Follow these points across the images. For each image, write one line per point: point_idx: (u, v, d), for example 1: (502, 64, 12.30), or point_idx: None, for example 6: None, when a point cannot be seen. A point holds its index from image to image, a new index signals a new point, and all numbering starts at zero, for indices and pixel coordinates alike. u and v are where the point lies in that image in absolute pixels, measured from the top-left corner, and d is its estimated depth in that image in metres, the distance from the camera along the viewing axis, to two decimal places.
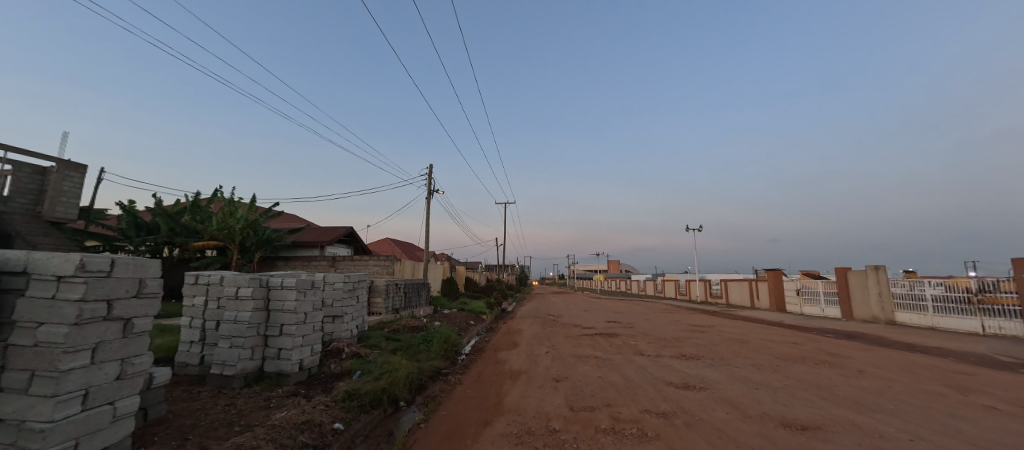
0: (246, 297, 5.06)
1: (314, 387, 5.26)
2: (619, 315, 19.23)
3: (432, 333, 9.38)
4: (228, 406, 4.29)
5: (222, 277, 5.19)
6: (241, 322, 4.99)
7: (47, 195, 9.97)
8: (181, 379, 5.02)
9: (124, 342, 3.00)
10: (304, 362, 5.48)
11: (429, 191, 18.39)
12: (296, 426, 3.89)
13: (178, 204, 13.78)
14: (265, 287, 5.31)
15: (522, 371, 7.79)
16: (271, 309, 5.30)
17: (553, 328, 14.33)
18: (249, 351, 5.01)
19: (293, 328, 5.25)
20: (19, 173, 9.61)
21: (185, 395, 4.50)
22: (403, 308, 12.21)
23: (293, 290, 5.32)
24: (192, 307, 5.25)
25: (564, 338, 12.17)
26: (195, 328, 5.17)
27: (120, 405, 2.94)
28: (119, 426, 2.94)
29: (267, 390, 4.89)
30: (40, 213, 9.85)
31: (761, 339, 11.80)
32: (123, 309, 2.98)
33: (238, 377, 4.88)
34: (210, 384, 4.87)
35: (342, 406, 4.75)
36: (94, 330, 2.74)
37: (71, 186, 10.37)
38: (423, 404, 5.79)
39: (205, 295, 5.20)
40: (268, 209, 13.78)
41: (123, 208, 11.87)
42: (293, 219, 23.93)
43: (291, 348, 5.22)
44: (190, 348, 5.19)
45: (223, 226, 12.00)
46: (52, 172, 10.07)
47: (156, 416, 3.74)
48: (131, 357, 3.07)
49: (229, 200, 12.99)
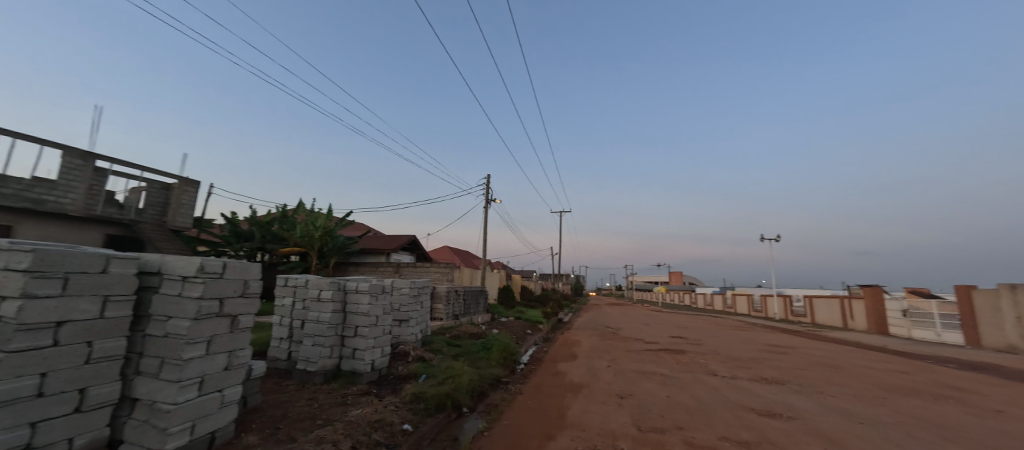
0: (327, 299, 5.47)
1: (384, 387, 5.50)
2: (684, 330, 17.90)
3: (491, 341, 9.46)
4: (311, 400, 4.63)
5: (307, 281, 5.68)
6: (323, 322, 5.40)
7: (170, 207, 11.79)
8: (272, 372, 5.53)
9: (231, 337, 3.35)
10: (375, 363, 5.76)
11: (487, 200, 18.74)
12: (370, 424, 4.08)
13: (270, 214, 15.59)
14: (343, 291, 5.70)
15: (582, 385, 7.49)
16: (347, 311, 5.66)
17: (612, 341, 13.73)
18: (328, 349, 5.38)
19: (366, 330, 5.55)
20: (151, 189, 11.51)
21: (275, 387, 4.95)
22: (462, 314, 12.45)
23: (367, 294, 5.65)
24: (280, 307, 5.80)
25: (625, 352, 11.53)
26: (284, 326, 5.68)
27: (226, 393, 3.29)
28: (225, 411, 3.29)
29: (344, 387, 5.21)
30: (165, 222, 11.67)
31: (859, 366, 10.17)
32: (232, 307, 3.34)
33: (318, 374, 5.26)
34: (296, 378, 5.31)
35: (410, 408, 4.89)
36: (209, 324, 3.10)
37: (189, 200, 12.19)
38: (485, 412, 5.79)
39: (292, 296, 5.71)
40: (342, 219, 15.06)
41: (228, 219, 13.69)
42: (363, 228, 25.90)
43: (364, 348, 5.51)
44: (279, 344, 5.71)
45: (305, 233, 13.38)
46: (174, 188, 11.94)
47: (253, 404, 4.13)
48: (236, 350, 3.43)
49: (311, 210, 14.42)
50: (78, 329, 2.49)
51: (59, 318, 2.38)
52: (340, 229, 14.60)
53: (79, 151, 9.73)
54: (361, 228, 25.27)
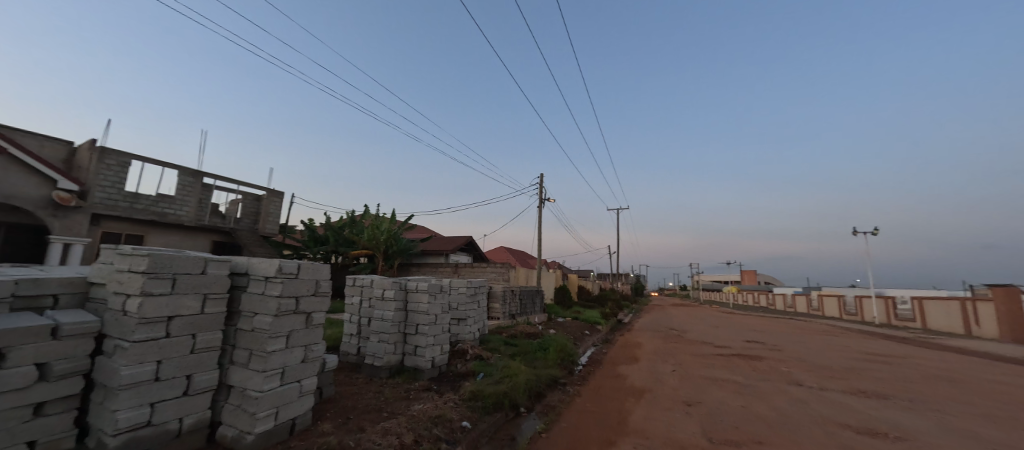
0: (390, 298, 5.77)
1: (444, 384, 5.67)
2: (762, 334, 16.18)
3: (548, 341, 9.34)
4: (377, 393, 4.91)
5: (372, 281, 6.05)
6: (387, 320, 5.72)
7: (260, 216, 13.39)
8: (344, 365, 5.97)
9: (307, 332, 3.65)
10: (435, 360, 5.96)
11: (541, 199, 18.64)
12: (430, 419, 4.21)
13: (342, 219, 17.03)
14: (404, 290, 5.98)
15: (645, 390, 7.07)
16: (408, 310, 5.92)
17: (678, 344, 12.84)
18: (392, 346, 5.68)
19: (426, 328, 5.76)
20: (246, 200, 13.17)
21: (347, 379, 5.34)
22: (519, 314, 12.49)
23: (426, 293, 5.85)
24: (350, 305, 6.25)
25: (693, 356, 10.69)
26: (354, 323, 6.11)
27: (304, 383, 3.59)
28: (303, 400, 3.59)
29: (407, 382, 5.46)
30: (257, 229, 13.28)
31: (994, 381, 8.37)
32: (307, 305, 3.62)
33: (384, 368, 5.57)
34: (364, 372, 5.68)
35: (469, 405, 4.97)
36: (288, 320, 3.40)
37: (275, 209, 13.75)
38: (543, 413, 5.70)
39: (360, 295, 6.12)
40: (404, 222, 15.94)
41: (307, 225, 15.19)
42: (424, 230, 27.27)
43: (425, 346, 5.73)
44: (350, 339, 6.15)
45: (372, 237, 14.39)
46: (264, 199, 13.54)
47: (328, 394, 4.48)
48: (312, 345, 3.72)
49: (377, 215, 15.48)
50: (184, 323, 2.88)
51: (169, 313, 2.76)
52: (403, 232, 15.49)
53: (191, 170, 11.45)
54: (422, 231, 26.63)
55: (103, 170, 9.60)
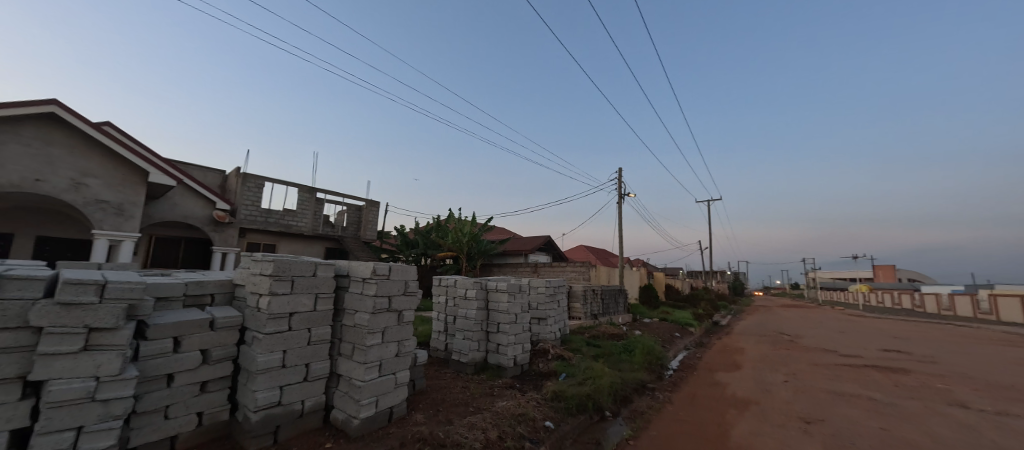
0: (472, 297, 6.00)
1: (527, 382, 5.70)
2: (911, 343, 13.10)
3: (634, 343, 8.81)
4: (464, 388, 5.14)
5: (455, 281, 6.36)
6: (470, 318, 5.96)
7: (362, 224, 15.13)
8: (434, 360, 6.39)
9: (400, 328, 3.94)
10: (517, 359, 6.02)
11: (621, 194, 17.72)
12: (513, 416, 4.25)
13: (429, 224, 18.37)
14: (485, 290, 6.15)
15: (750, 401, 6.22)
16: (490, 309, 6.08)
17: (792, 351, 11.08)
18: (476, 343, 5.90)
19: (507, 327, 5.84)
20: (351, 210, 15.01)
21: (437, 374, 5.71)
22: (601, 314, 12.04)
23: (505, 292, 5.93)
24: (437, 304, 6.65)
25: (813, 365, 9.11)
26: (441, 320, 6.50)
27: (398, 375, 3.90)
28: (398, 391, 3.90)
29: (491, 379, 5.61)
30: (360, 236, 15.03)
31: None
32: (398, 304, 3.91)
33: (470, 365, 5.82)
34: (452, 367, 6.00)
35: (551, 405, 4.91)
36: (383, 317, 3.72)
37: (374, 217, 15.41)
38: (630, 419, 5.37)
39: (445, 295, 6.48)
40: (484, 224, 16.56)
41: (400, 230, 16.71)
42: (503, 231, 28.05)
43: (506, 344, 5.82)
44: (438, 336, 6.55)
45: (456, 239, 15.25)
46: (364, 209, 15.28)
47: (420, 387, 4.83)
48: (404, 340, 4.01)
49: (459, 219, 16.35)
50: (301, 319, 3.35)
51: (289, 310, 3.23)
52: (483, 234, 16.10)
53: (307, 187, 13.45)
54: (502, 232, 27.39)
55: (246, 192, 11.80)
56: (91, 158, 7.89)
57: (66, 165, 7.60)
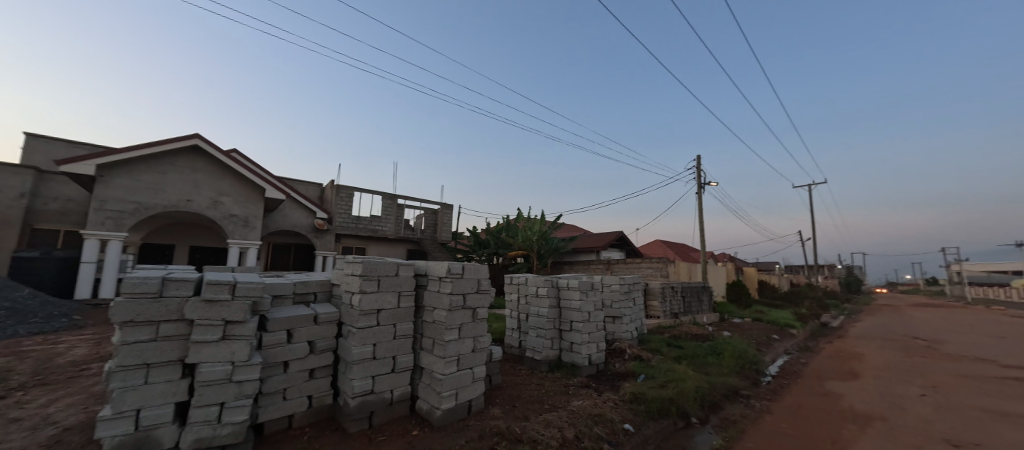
0: (544, 295, 5.98)
1: (603, 382, 5.50)
2: None
3: (723, 345, 8.00)
4: (539, 385, 5.14)
5: (527, 279, 6.40)
6: (542, 316, 5.94)
7: (438, 226, 16.08)
8: (509, 357, 6.50)
9: (475, 325, 4.08)
10: (592, 358, 5.85)
11: (701, 183, 16.26)
12: (590, 417, 4.13)
13: (499, 224, 18.83)
14: (556, 287, 6.08)
15: (875, 416, 5.24)
16: (562, 307, 6.00)
17: (934, 359, 9.09)
18: (549, 341, 5.87)
19: (581, 325, 5.71)
20: (427, 214, 16.05)
21: (512, 370, 5.80)
22: (683, 313, 11.17)
23: (577, 290, 5.80)
24: (509, 302, 6.76)
25: (967, 378, 7.36)
26: (514, 318, 6.59)
27: (475, 370, 4.04)
28: (475, 385, 4.04)
29: (566, 377, 5.53)
30: (437, 238, 15.99)
31: None
32: (473, 301, 4.05)
33: (544, 362, 5.81)
34: (527, 364, 6.05)
35: (630, 408, 4.68)
36: (459, 314, 3.88)
37: (448, 219, 16.28)
38: (721, 427, 4.88)
39: (517, 293, 6.56)
40: (553, 222, 16.48)
41: (472, 231, 17.40)
42: (573, 229, 27.59)
43: (580, 342, 5.69)
44: (512, 333, 6.64)
45: (526, 238, 15.43)
46: (439, 212, 16.21)
47: (496, 382, 4.96)
48: (480, 336, 4.14)
49: (528, 218, 16.51)
50: (388, 315, 3.64)
51: (377, 307, 3.54)
52: (552, 232, 16.02)
53: (389, 194, 14.69)
54: (571, 229, 26.95)
55: (339, 201, 13.28)
56: (224, 181, 9.56)
57: (207, 187, 9.31)
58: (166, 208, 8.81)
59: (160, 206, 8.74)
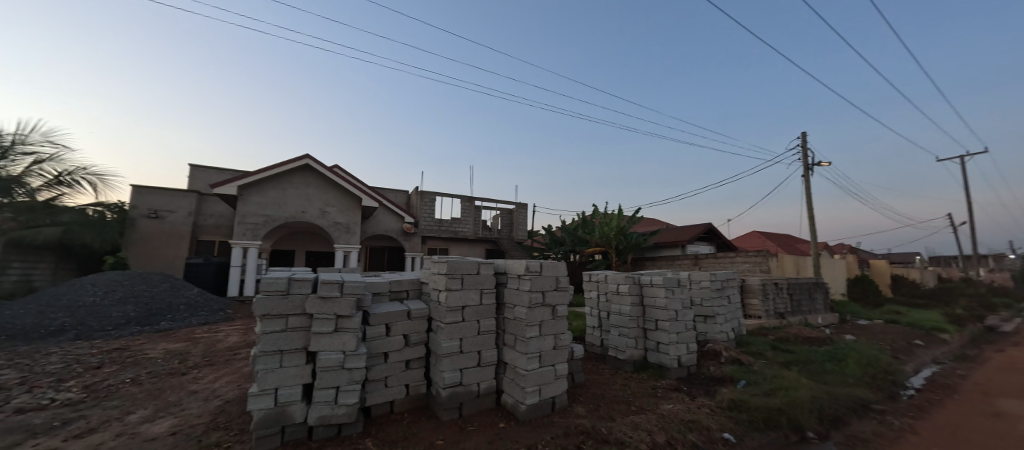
0: (625, 292, 5.72)
1: (697, 386, 5.06)
2: None
3: (847, 350, 6.80)
4: (624, 385, 4.93)
5: (606, 275, 6.19)
6: (624, 314, 5.69)
7: (513, 226, 16.42)
8: (590, 355, 6.35)
9: (555, 322, 4.06)
10: (682, 360, 5.42)
11: (808, 163, 14.06)
12: (683, 422, 3.83)
13: (574, 221, 18.52)
14: (638, 284, 5.77)
15: None
16: (645, 304, 5.67)
17: None
18: (633, 340, 5.60)
19: (668, 324, 5.33)
20: (503, 214, 16.48)
21: (595, 369, 5.65)
22: (791, 313, 9.78)
23: (662, 287, 5.43)
24: (589, 299, 6.61)
25: None
26: (594, 316, 6.42)
27: (557, 367, 4.02)
28: (558, 382, 4.02)
29: (653, 379, 5.21)
30: (512, 237, 16.34)
31: None
32: (551, 298, 4.03)
33: (628, 362, 5.57)
34: (610, 363, 5.85)
35: (730, 415, 4.23)
36: (539, 311, 3.90)
37: (523, 218, 16.53)
38: (848, 447, 4.14)
39: (597, 290, 6.38)
40: (632, 217, 15.68)
41: (547, 229, 17.42)
42: (653, 222, 25.94)
43: (668, 343, 5.32)
44: (593, 331, 6.48)
45: (602, 234, 14.95)
46: (514, 211, 16.54)
47: (578, 380, 4.88)
48: (560, 334, 4.11)
49: (604, 213, 15.95)
50: (472, 311, 3.82)
51: (462, 304, 3.73)
52: (631, 227, 15.26)
53: (466, 197, 15.42)
54: (652, 223, 25.35)
55: (423, 206, 14.33)
56: (330, 193, 10.97)
57: (317, 199, 10.77)
58: (288, 219, 10.40)
59: (283, 217, 10.34)
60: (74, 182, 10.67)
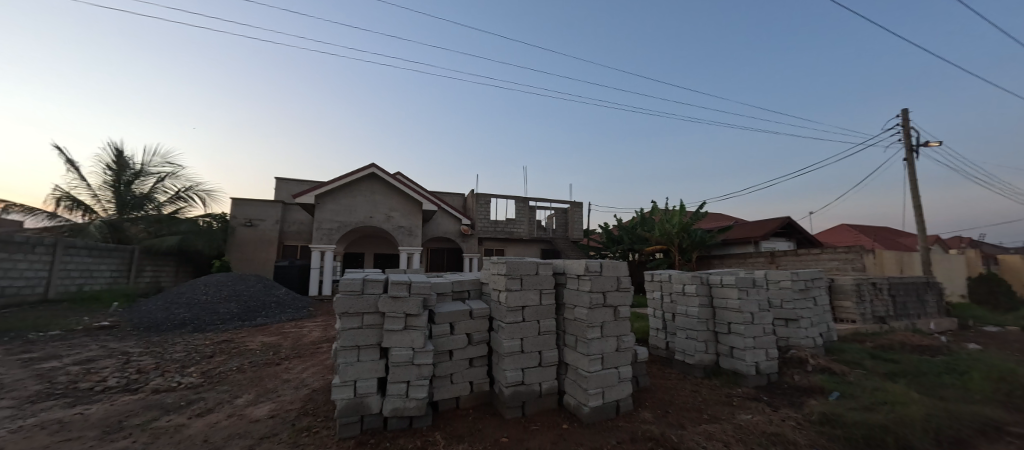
0: (692, 293, 5.39)
1: (779, 396, 4.61)
2: None
3: (973, 362, 5.75)
4: (694, 392, 4.64)
5: (670, 275, 5.88)
6: (692, 316, 5.36)
7: (569, 225, 16.25)
8: (655, 358, 6.07)
9: (617, 324, 3.93)
10: (761, 367, 4.96)
11: (913, 144, 12.17)
12: (764, 435, 3.51)
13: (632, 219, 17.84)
14: (707, 284, 5.40)
15: None
16: (716, 306, 5.29)
17: None
18: (703, 344, 5.25)
19: (742, 328, 4.92)
20: (557, 214, 16.39)
21: (661, 373, 5.39)
22: (895, 318, 8.53)
23: (734, 288, 5.03)
24: (652, 300, 6.33)
25: None
26: (659, 317, 6.13)
27: (621, 370, 3.89)
28: (622, 386, 3.89)
29: (727, 387, 4.84)
30: (568, 236, 16.17)
31: None
32: (613, 299, 3.92)
33: (698, 367, 5.23)
34: (677, 368, 5.55)
35: (821, 430, 3.79)
36: (600, 312, 3.81)
37: (578, 217, 16.31)
38: None
39: (660, 290, 6.09)
40: (696, 212, 14.73)
41: (604, 228, 16.99)
42: (720, 218, 24.10)
43: (743, 348, 4.90)
44: (657, 333, 6.20)
45: (663, 231, 14.23)
46: (569, 211, 16.38)
47: (643, 384, 4.69)
48: (623, 336, 3.97)
49: (665, 210, 15.15)
50: (532, 311, 3.83)
51: (522, 304, 3.76)
52: (695, 223, 14.32)
53: (521, 198, 15.55)
54: (719, 219, 23.58)
55: (479, 208, 14.74)
56: (394, 199, 11.70)
57: (383, 205, 11.55)
58: (358, 224, 11.27)
59: (354, 223, 11.22)
60: (188, 196, 12.54)
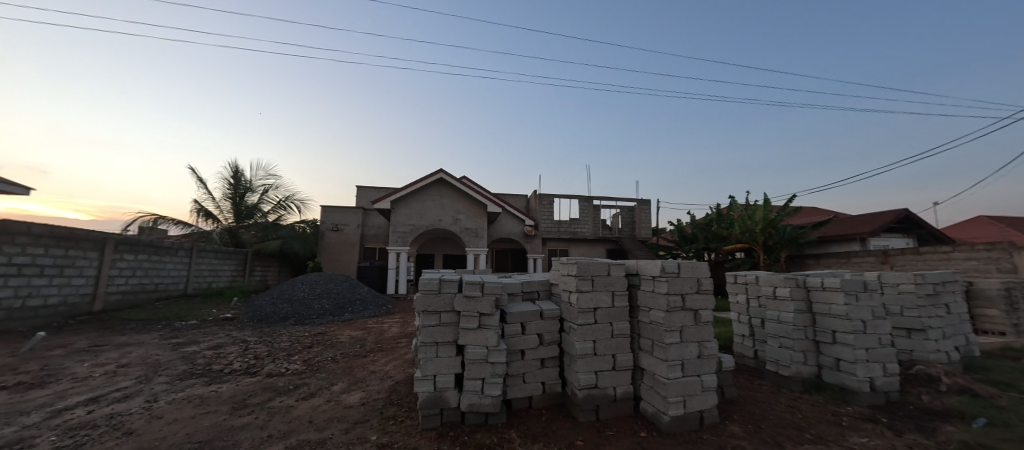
0: (785, 297, 4.85)
1: (902, 419, 3.95)
2: None
3: None
4: (791, 408, 4.17)
5: (758, 277, 5.35)
6: (786, 323, 4.82)
7: (636, 224, 15.59)
8: (742, 368, 5.57)
9: (698, 328, 3.67)
10: (877, 384, 4.30)
11: None
12: None
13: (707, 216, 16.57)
14: (804, 288, 4.83)
15: None
16: (816, 312, 4.70)
17: None
18: (801, 355, 4.70)
19: (851, 338, 4.32)
20: (623, 212, 15.81)
21: (749, 384, 4.93)
22: None
23: (840, 292, 4.44)
24: (736, 304, 5.82)
25: None
26: (744, 323, 5.61)
27: (705, 379, 3.63)
28: (706, 395, 3.62)
29: (833, 404, 4.28)
30: (635, 236, 15.52)
31: None
32: (693, 302, 3.67)
33: (795, 380, 4.70)
34: (769, 379, 5.03)
35: None
36: (678, 316, 3.59)
37: (646, 216, 15.59)
38: None
39: (745, 293, 5.57)
40: (784, 207, 13.21)
41: (676, 226, 16.01)
42: (813, 212, 21.36)
43: (853, 361, 4.30)
44: (743, 340, 5.68)
45: (744, 229, 13.01)
46: (636, 209, 15.73)
47: (730, 395, 4.33)
48: (706, 342, 3.69)
49: (746, 205, 13.80)
50: (604, 313, 3.74)
51: (594, 305, 3.68)
52: (784, 219, 12.84)
53: (584, 197, 15.28)
54: (811, 213, 20.89)
55: (542, 209, 14.77)
56: (460, 202, 12.21)
57: (450, 208, 12.11)
58: (428, 227, 11.92)
59: (425, 226, 11.89)
60: (287, 205, 14.28)
